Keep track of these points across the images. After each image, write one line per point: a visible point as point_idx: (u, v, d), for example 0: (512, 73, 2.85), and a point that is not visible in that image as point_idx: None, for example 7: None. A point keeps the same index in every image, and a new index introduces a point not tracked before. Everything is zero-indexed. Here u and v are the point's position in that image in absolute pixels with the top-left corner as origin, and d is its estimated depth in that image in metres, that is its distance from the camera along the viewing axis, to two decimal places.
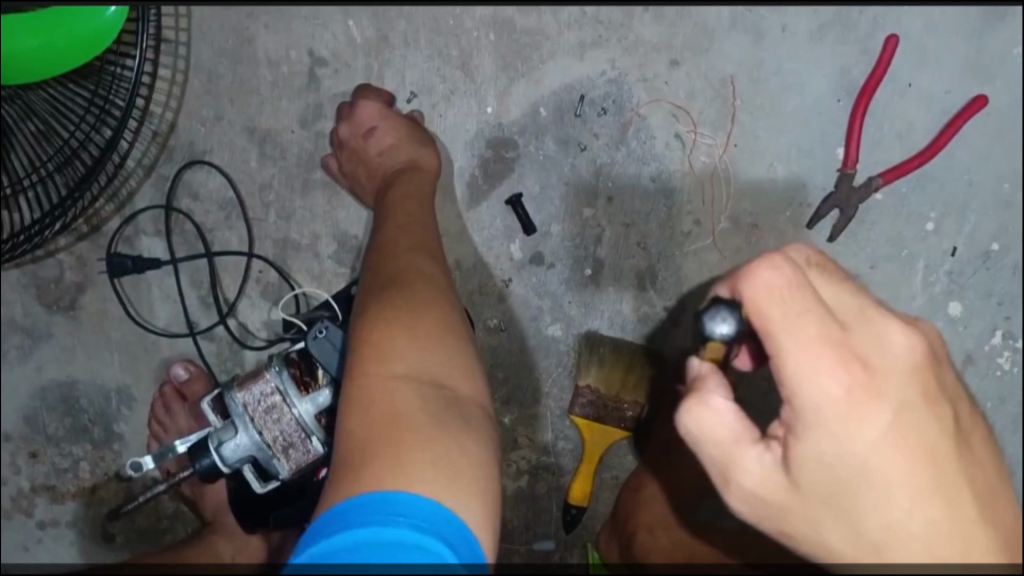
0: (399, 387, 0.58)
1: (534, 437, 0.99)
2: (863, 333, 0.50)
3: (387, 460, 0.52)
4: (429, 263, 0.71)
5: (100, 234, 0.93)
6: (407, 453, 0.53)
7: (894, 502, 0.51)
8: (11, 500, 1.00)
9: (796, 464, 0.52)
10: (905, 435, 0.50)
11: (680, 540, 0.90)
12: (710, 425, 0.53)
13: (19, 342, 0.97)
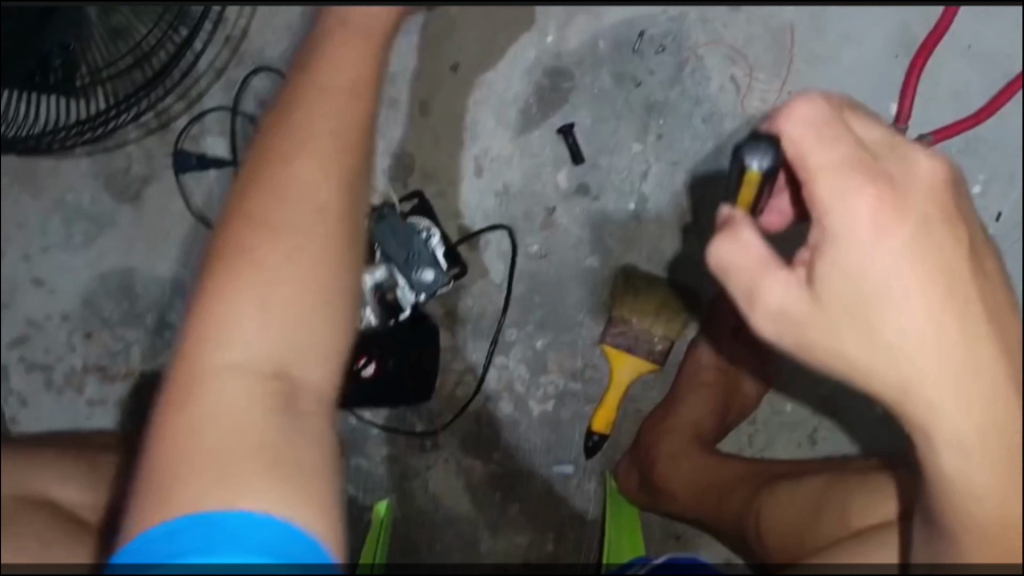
0: (234, 292, 0.54)
1: (563, 363, 1.02)
2: (888, 160, 0.53)
3: (253, 383, 0.53)
4: (318, 169, 0.57)
5: (168, 130, 0.98)
6: (224, 374, 0.53)
7: (912, 313, 0.52)
8: (63, 377, 1.05)
9: (819, 291, 0.54)
10: (925, 260, 0.52)
11: (699, 466, 0.93)
12: (739, 252, 0.56)
13: (85, 228, 1.01)
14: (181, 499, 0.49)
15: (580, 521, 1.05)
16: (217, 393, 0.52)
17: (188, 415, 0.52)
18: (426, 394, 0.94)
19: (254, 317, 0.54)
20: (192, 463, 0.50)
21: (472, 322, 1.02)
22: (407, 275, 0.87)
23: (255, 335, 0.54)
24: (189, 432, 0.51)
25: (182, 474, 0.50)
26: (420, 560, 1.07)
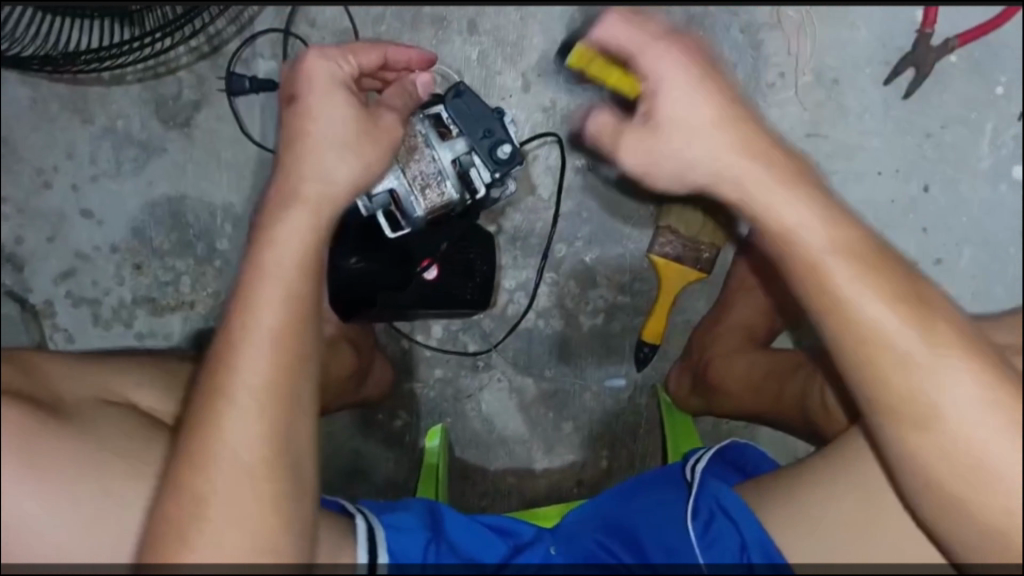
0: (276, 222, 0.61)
1: (614, 276, 1.04)
2: (694, 40, 0.62)
3: (306, 287, 0.60)
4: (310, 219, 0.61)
5: (219, 55, 1.01)
6: (254, 283, 0.59)
7: (731, 161, 0.59)
8: (111, 311, 1.05)
9: (653, 142, 0.61)
10: (736, 112, 0.59)
11: (752, 360, 0.97)
12: (604, 125, 0.64)
13: (135, 156, 1.02)
14: (221, 379, 0.58)
15: (633, 435, 1.07)
16: (270, 295, 0.59)
17: (272, 321, 0.59)
18: (484, 304, 0.96)
19: (302, 231, 0.61)
20: (242, 352, 0.58)
21: (521, 240, 1.04)
22: (484, 154, 0.77)
23: (297, 242, 0.61)
24: (282, 325, 0.59)
25: (297, 366, 0.59)
26: (474, 483, 1.07)
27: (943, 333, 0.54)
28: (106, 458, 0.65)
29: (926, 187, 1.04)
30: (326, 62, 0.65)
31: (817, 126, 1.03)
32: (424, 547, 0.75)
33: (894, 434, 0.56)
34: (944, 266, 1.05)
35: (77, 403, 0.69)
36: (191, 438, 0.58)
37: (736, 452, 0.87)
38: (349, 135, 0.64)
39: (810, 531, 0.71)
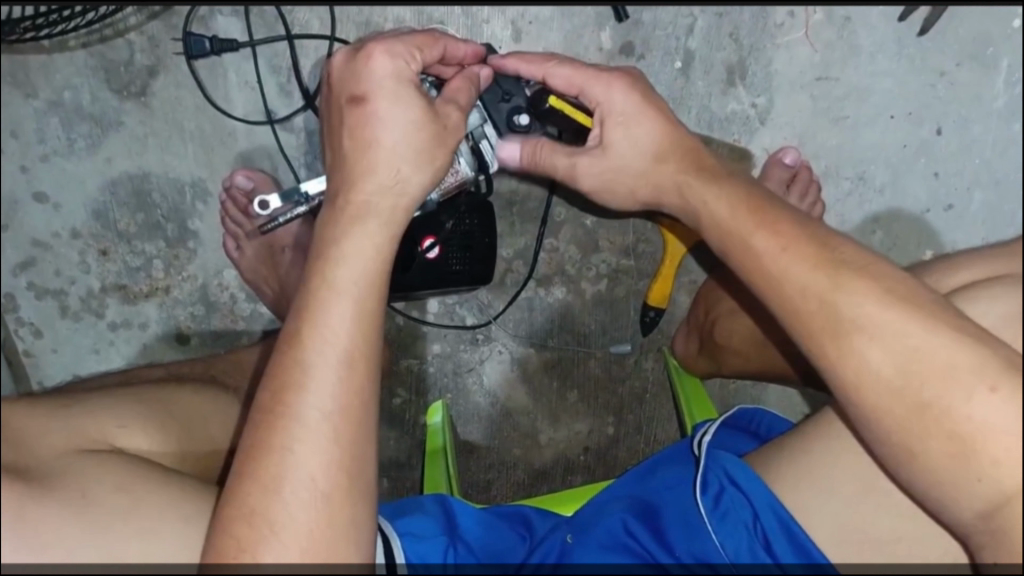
0: (347, 228, 0.62)
1: (616, 240, 0.99)
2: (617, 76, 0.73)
3: (374, 308, 0.60)
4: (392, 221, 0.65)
5: (172, 13, 0.90)
6: (324, 304, 0.59)
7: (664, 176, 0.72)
8: (80, 301, 0.97)
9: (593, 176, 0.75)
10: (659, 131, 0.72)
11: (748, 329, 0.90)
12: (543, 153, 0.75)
13: (88, 131, 0.93)
14: (291, 402, 0.56)
15: (640, 400, 1.03)
16: (341, 316, 0.59)
17: (343, 327, 0.58)
18: (485, 279, 0.90)
19: (372, 249, 0.62)
20: (312, 373, 0.57)
21: (518, 204, 0.98)
22: (499, 124, 0.75)
23: (364, 262, 0.61)
24: (354, 343, 0.58)
25: (368, 383, 0.59)
26: (478, 458, 1.04)
27: (888, 298, 0.54)
28: (99, 520, 0.60)
29: (938, 130, 0.98)
30: (393, 58, 0.64)
31: (828, 69, 0.97)
32: (442, 549, 0.75)
33: (859, 404, 0.55)
34: (955, 212, 1.00)
35: (53, 461, 0.63)
36: (258, 466, 0.56)
37: (743, 415, 0.85)
38: (416, 137, 0.64)
39: (814, 495, 0.67)
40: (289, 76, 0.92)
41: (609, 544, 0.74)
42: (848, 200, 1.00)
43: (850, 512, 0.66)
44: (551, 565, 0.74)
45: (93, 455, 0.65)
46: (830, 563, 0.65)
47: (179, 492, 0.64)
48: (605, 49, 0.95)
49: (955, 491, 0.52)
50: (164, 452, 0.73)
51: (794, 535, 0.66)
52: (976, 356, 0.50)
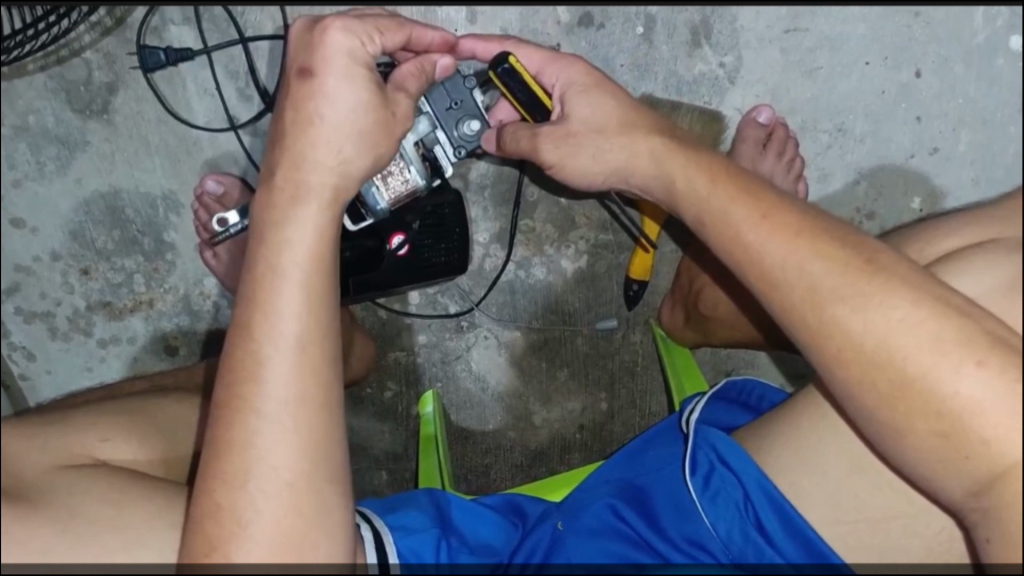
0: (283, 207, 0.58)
1: (591, 215, 0.98)
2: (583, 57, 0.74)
3: (322, 284, 0.57)
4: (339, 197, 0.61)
5: (125, 27, 0.90)
6: (268, 289, 0.56)
7: (631, 148, 0.69)
8: (67, 321, 0.99)
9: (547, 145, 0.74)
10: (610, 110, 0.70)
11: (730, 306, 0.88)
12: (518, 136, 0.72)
13: (56, 153, 0.93)
14: (247, 395, 0.55)
15: (630, 371, 1.02)
16: (286, 299, 0.56)
17: (289, 311, 0.55)
18: (462, 268, 0.90)
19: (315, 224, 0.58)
20: (265, 363, 0.55)
21: (490, 187, 0.97)
22: (450, 129, 0.73)
23: (307, 240, 0.58)
24: (304, 327, 0.56)
25: (321, 364, 0.56)
26: (475, 443, 1.04)
27: (870, 276, 0.52)
28: (84, 533, 0.56)
29: (917, 72, 0.94)
30: (346, 39, 0.60)
31: (797, 21, 0.94)
32: (435, 544, 0.72)
33: (844, 376, 0.53)
34: (942, 155, 0.96)
35: (37, 476, 0.59)
36: (221, 461, 0.54)
37: (733, 387, 0.82)
38: (361, 122, 0.61)
39: (813, 477, 0.65)
40: (247, 80, 0.91)
41: (599, 530, 0.73)
42: (829, 152, 0.96)
43: (845, 490, 0.64)
44: (537, 565, 0.73)
45: (76, 471, 0.60)
46: (845, 563, 0.63)
47: (166, 500, 0.60)
48: (563, 22, 0.93)
49: (946, 471, 0.50)
50: (152, 460, 0.69)
51: (781, 508, 0.66)
52: (961, 329, 0.48)
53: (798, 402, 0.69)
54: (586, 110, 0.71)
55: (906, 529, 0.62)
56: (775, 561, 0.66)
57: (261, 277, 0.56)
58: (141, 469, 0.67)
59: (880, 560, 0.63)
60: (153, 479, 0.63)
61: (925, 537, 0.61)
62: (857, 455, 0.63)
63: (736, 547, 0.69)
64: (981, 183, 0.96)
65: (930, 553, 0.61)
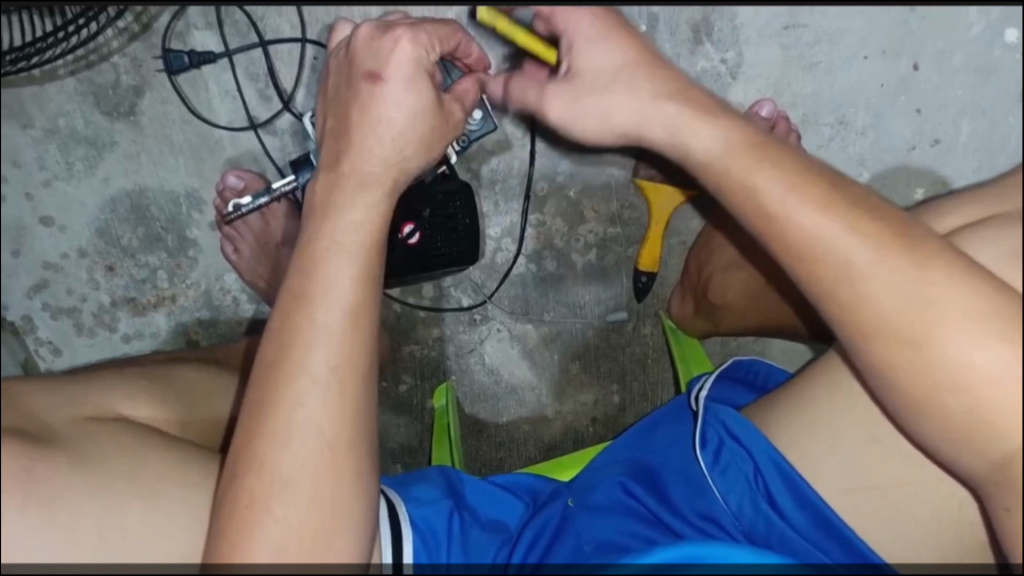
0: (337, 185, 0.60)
1: (601, 209, 1.00)
2: None
3: (372, 264, 0.59)
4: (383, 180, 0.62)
5: (151, 32, 0.94)
6: (326, 262, 0.58)
7: None
8: (94, 316, 1.02)
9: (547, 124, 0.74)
10: None
11: (748, 291, 0.91)
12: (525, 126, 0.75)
13: (85, 154, 0.97)
14: (295, 359, 0.56)
15: (641, 366, 1.04)
16: (340, 277, 0.57)
17: (340, 283, 0.57)
18: (474, 257, 0.92)
19: (368, 204, 0.60)
20: (314, 331, 0.56)
21: (500, 183, 0.99)
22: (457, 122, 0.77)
23: (362, 219, 0.60)
24: (353, 304, 0.57)
25: (366, 338, 0.58)
26: (489, 436, 1.05)
27: (869, 238, 0.53)
28: (101, 481, 0.58)
29: (916, 65, 0.96)
30: (412, 50, 0.61)
31: (796, 17, 0.96)
32: (448, 517, 0.74)
33: (870, 350, 0.54)
34: (943, 147, 0.98)
35: (60, 428, 0.63)
36: (265, 419, 0.56)
37: (740, 367, 0.83)
38: (422, 125, 0.62)
39: (822, 448, 0.67)
40: (267, 81, 0.95)
41: (608, 505, 0.75)
42: (832, 144, 0.99)
43: (858, 460, 0.65)
44: (544, 544, 0.74)
45: (97, 421, 0.64)
46: (886, 562, 0.64)
47: (181, 461, 0.62)
48: None
49: (946, 428, 0.52)
50: (167, 420, 0.71)
51: (795, 484, 0.67)
52: (997, 311, 0.50)
53: (810, 374, 0.70)
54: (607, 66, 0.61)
55: (914, 497, 0.63)
56: (785, 532, 0.68)
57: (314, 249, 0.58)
58: (155, 425, 0.70)
59: (891, 531, 0.65)
60: (172, 439, 0.65)
61: (933, 505, 0.63)
62: (866, 424, 0.65)
63: (747, 518, 0.71)
64: (983, 172, 0.99)
65: (936, 519, 0.63)
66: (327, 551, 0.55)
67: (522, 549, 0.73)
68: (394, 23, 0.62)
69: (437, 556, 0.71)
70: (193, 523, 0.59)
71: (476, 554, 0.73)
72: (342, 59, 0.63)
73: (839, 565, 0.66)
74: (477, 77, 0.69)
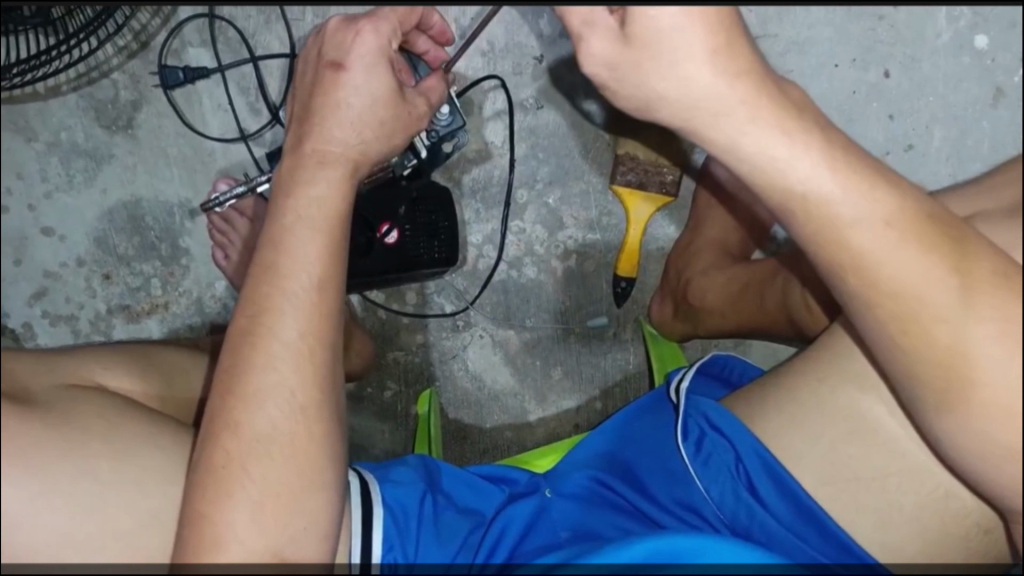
0: (303, 175, 0.67)
1: (580, 215, 1.02)
2: None
3: (337, 244, 0.66)
4: (347, 176, 0.68)
5: (149, 50, 1.00)
6: (293, 236, 0.65)
7: None
8: (89, 324, 1.05)
9: None
10: None
11: (729, 295, 0.92)
12: None
13: (84, 166, 1.02)
14: (269, 327, 0.62)
15: (623, 373, 1.04)
16: (307, 250, 0.65)
17: (308, 259, 0.64)
18: (451, 261, 0.98)
19: (336, 189, 0.67)
20: (286, 303, 0.63)
21: (481, 190, 1.03)
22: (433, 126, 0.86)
23: (328, 202, 0.66)
24: (319, 275, 0.64)
25: (332, 308, 0.65)
26: (473, 443, 1.05)
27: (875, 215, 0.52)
28: (76, 438, 0.63)
29: (886, 72, 0.98)
30: (373, 37, 0.69)
31: (766, 28, 1.00)
32: (421, 498, 0.76)
33: (886, 338, 0.54)
34: (916, 152, 0.99)
35: (42, 390, 0.67)
36: (241, 383, 0.62)
37: (717, 362, 0.84)
38: (380, 110, 0.69)
39: (803, 439, 0.67)
40: (257, 95, 1.00)
41: (584, 497, 0.77)
42: None
43: (832, 447, 0.66)
44: (518, 530, 0.75)
45: (77, 388, 0.68)
46: (881, 564, 0.64)
47: (154, 428, 0.67)
48: (545, 33, 0.99)
49: (944, 406, 0.53)
50: (146, 393, 0.76)
51: (772, 470, 0.68)
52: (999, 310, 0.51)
53: (791, 367, 0.71)
54: (603, 42, 0.55)
55: (899, 489, 0.63)
56: (766, 522, 0.69)
57: (283, 233, 0.65)
58: (133, 397, 0.74)
59: (867, 518, 0.65)
60: (148, 410, 0.70)
61: (920, 494, 0.63)
62: (840, 409, 0.65)
63: (728, 508, 0.72)
64: (957, 178, 0.99)
65: (920, 509, 0.63)
66: (299, 506, 0.61)
67: (486, 546, 0.74)
68: (357, 16, 0.69)
69: (407, 538, 0.73)
70: (164, 482, 0.64)
71: (445, 534, 0.74)
72: (312, 47, 0.71)
73: (812, 551, 0.67)
74: (443, 75, 0.77)
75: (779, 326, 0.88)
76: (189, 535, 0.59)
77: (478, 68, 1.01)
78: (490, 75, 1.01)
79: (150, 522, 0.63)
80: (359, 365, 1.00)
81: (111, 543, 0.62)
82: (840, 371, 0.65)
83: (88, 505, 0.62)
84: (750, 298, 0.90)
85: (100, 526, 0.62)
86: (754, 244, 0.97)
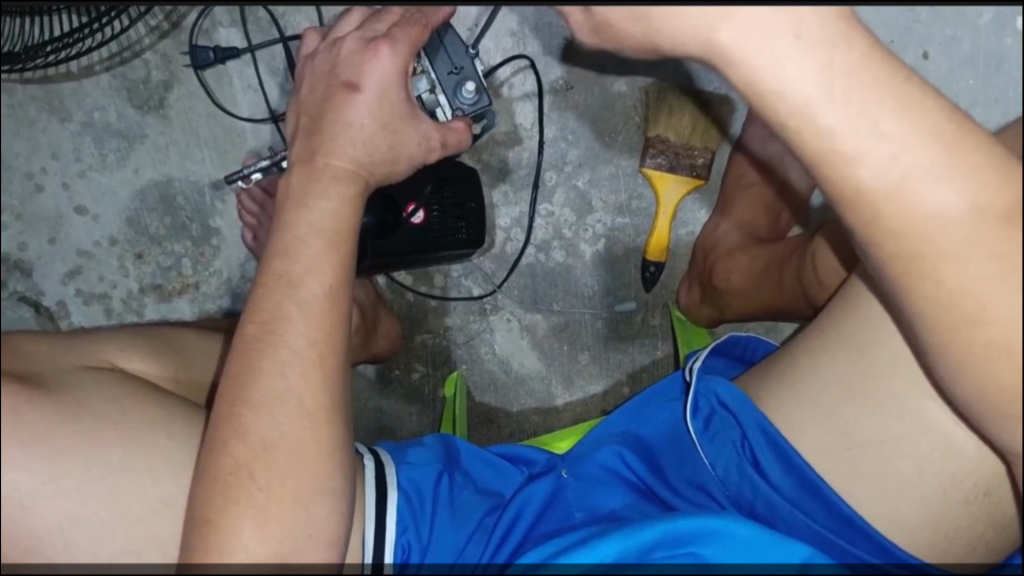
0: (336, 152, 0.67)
1: (609, 198, 1.01)
2: None
3: None
4: None
5: (180, 31, 1.00)
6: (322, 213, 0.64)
7: None
8: (122, 303, 1.06)
9: None
10: None
11: (751, 274, 0.89)
12: None
13: (118, 146, 1.03)
14: (293, 302, 0.62)
15: (651, 359, 1.03)
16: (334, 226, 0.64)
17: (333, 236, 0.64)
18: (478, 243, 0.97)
19: None
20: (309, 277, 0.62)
21: (510, 173, 1.03)
22: (450, 92, 0.79)
23: None
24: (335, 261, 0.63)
25: (336, 297, 0.64)
26: (499, 427, 1.05)
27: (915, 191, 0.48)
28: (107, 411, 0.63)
29: (926, 53, 0.96)
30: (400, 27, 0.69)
31: None
32: (437, 478, 0.75)
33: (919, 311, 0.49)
34: None
35: (65, 374, 0.67)
36: (259, 358, 0.61)
37: (738, 343, 0.80)
38: (383, 128, 0.71)
39: (816, 418, 0.64)
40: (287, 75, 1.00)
41: (596, 476, 0.76)
42: None
43: (847, 426, 0.62)
44: (540, 505, 0.75)
45: (92, 369, 0.68)
46: (928, 563, 0.61)
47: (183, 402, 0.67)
48: None
49: (989, 398, 0.49)
50: (162, 375, 0.77)
51: (778, 445, 0.65)
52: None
53: (804, 341, 0.66)
54: None
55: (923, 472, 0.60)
56: (770, 498, 0.67)
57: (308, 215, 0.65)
58: (153, 379, 0.75)
59: (902, 509, 0.61)
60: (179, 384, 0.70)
61: (929, 468, 0.59)
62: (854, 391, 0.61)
63: (733, 484, 0.70)
64: None
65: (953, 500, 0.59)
66: (318, 477, 0.60)
67: (506, 521, 0.74)
68: (374, 38, 0.71)
69: (422, 520, 0.73)
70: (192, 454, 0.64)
71: (461, 512, 0.74)
72: (332, 59, 0.72)
73: (819, 526, 0.65)
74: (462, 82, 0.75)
75: (802, 306, 0.86)
76: (214, 506, 0.58)
77: (509, 48, 1.00)
78: (520, 55, 1.00)
79: (165, 512, 0.63)
80: (385, 346, 1.01)
81: (120, 527, 0.62)
82: (870, 336, 0.60)
83: (110, 486, 0.62)
84: (770, 275, 0.87)
85: (112, 515, 0.62)
86: (789, 217, 0.94)
